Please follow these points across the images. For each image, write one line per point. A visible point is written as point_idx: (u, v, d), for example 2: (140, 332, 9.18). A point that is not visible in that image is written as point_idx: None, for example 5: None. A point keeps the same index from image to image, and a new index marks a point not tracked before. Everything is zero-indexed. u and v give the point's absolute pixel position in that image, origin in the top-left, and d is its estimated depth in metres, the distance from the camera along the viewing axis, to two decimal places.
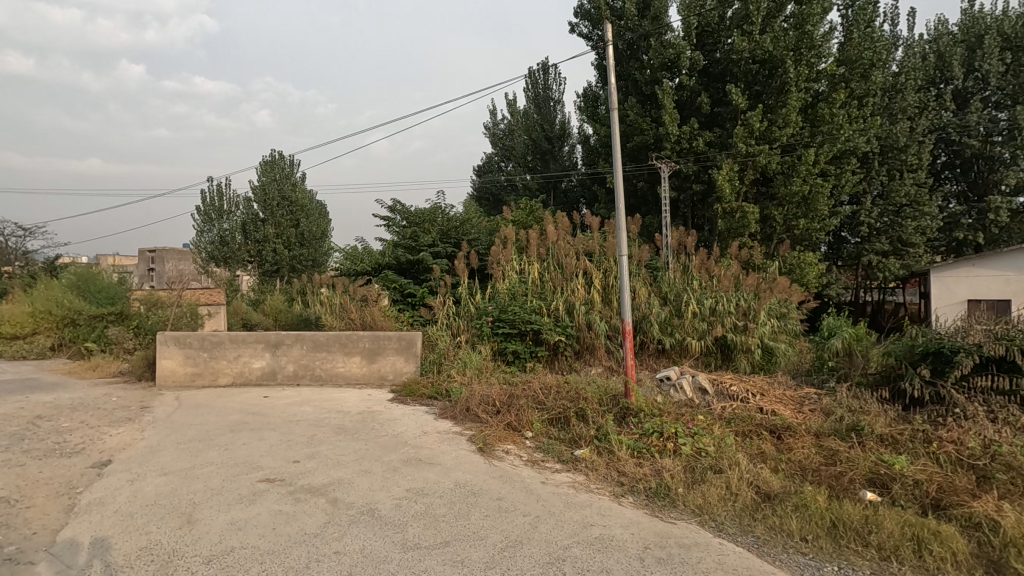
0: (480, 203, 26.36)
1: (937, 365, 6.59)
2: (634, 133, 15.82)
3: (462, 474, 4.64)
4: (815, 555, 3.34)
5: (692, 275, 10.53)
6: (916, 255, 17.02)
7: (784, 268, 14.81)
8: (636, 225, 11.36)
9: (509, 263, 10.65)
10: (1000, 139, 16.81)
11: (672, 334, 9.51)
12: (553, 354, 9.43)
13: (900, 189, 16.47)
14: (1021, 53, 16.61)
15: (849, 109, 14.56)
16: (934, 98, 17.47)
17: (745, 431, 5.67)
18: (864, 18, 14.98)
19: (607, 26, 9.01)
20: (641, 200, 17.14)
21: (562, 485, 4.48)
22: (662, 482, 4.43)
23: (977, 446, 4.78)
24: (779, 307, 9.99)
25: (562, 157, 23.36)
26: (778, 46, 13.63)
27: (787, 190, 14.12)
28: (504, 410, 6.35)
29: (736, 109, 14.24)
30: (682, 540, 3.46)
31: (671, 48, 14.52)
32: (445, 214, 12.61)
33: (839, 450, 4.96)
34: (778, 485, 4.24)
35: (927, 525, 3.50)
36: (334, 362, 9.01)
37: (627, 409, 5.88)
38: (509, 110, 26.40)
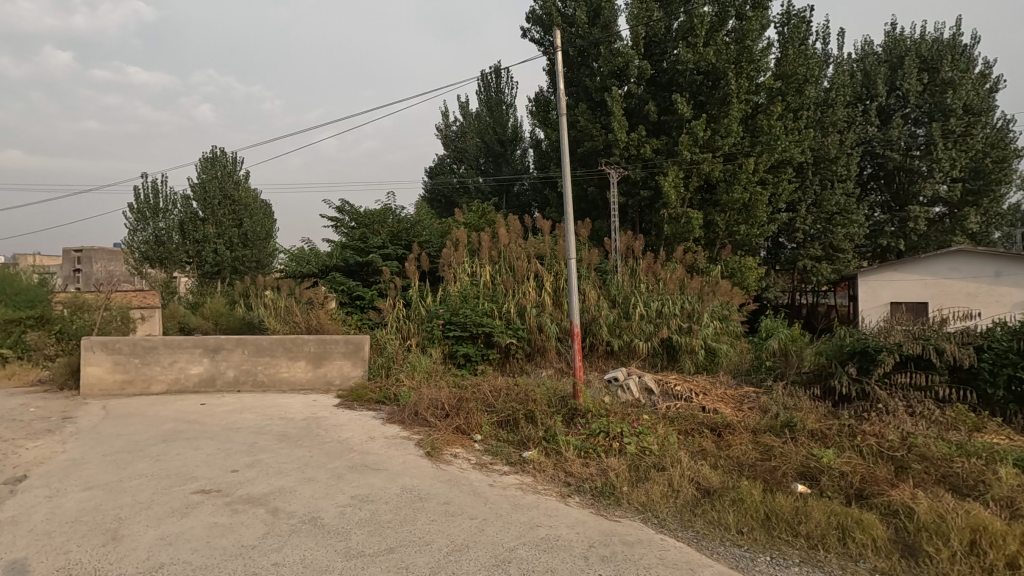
0: (431, 204, 26.15)
1: (863, 364, 7.06)
2: (585, 138, 16.10)
3: (409, 479, 4.58)
4: (749, 547, 3.49)
5: (639, 278, 10.82)
6: (846, 260, 18.10)
7: (726, 272, 15.40)
8: (586, 229, 11.54)
9: (460, 265, 10.63)
10: (919, 153, 18.10)
11: (620, 336, 9.73)
12: (504, 356, 9.42)
13: (831, 198, 17.47)
14: (937, 74, 17.98)
15: (786, 121, 15.33)
16: (861, 113, 18.64)
17: (687, 429, 5.87)
18: (798, 35, 15.83)
19: (556, 31, 9.05)
20: (591, 205, 17.44)
21: (510, 487, 4.50)
22: (607, 481, 4.52)
23: (896, 438, 5.14)
24: (721, 309, 10.40)
25: (514, 161, 23.39)
26: (720, 59, 14.22)
27: (729, 197, 14.73)
28: (453, 414, 6.32)
29: (681, 118, 14.74)
30: (626, 537, 3.54)
31: (620, 56, 14.89)
32: (396, 216, 12.42)
33: (773, 445, 5.21)
34: (717, 481, 4.41)
35: (851, 514, 3.72)
36: (278, 367, 8.71)
37: (575, 410, 5.97)
38: (462, 112, 26.41)
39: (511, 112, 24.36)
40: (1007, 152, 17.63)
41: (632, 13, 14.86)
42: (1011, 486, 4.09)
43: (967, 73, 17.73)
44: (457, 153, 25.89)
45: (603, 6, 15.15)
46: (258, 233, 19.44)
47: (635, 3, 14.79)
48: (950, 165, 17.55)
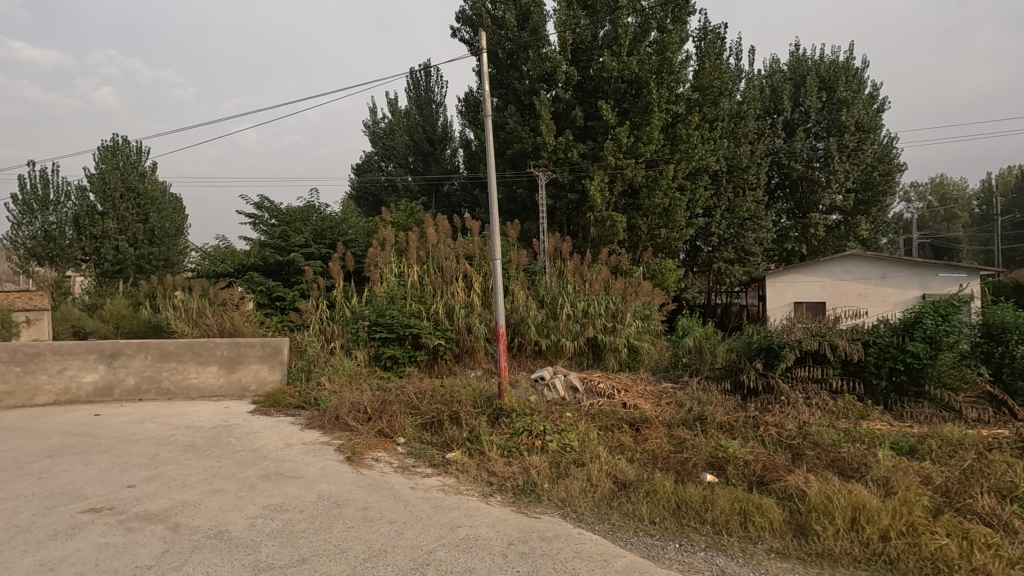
0: (358, 202, 25.45)
1: (768, 359, 7.63)
2: (514, 140, 16.23)
3: (326, 486, 4.42)
4: (660, 535, 3.67)
5: (566, 279, 11.06)
6: (755, 263, 19.35)
7: (648, 273, 16.02)
8: (515, 230, 11.63)
9: (387, 265, 10.46)
10: (819, 165, 19.69)
11: (548, 336, 9.91)
12: (432, 358, 9.29)
13: (743, 205, 18.67)
14: (833, 93, 19.67)
15: (702, 131, 16.25)
16: (769, 126, 20.05)
17: (607, 425, 6.08)
18: (714, 50, 16.80)
19: (482, 32, 9.10)
20: (520, 207, 17.59)
21: (432, 489, 4.45)
22: (528, 479, 4.59)
23: (793, 428, 5.57)
24: (643, 309, 10.85)
25: (443, 160, 23.16)
26: (643, 68, 14.84)
27: (651, 202, 15.37)
28: (376, 417, 6.19)
29: (607, 125, 15.24)
30: (545, 533, 3.61)
31: (548, 61, 15.17)
32: (320, 214, 12.00)
33: (686, 438, 5.49)
34: (633, 474, 4.59)
35: (752, 500, 3.98)
36: (186, 373, 8.14)
37: (500, 409, 6.00)
38: (390, 109, 25.94)
39: (440, 111, 24.30)
40: (891, 167, 19.59)
41: (560, 19, 15.11)
42: (887, 466, 4.54)
43: (858, 93, 19.56)
44: (385, 150, 25.37)
45: (532, 10, 15.33)
46: (166, 229, 17.97)
47: (562, 10, 15.04)
48: (845, 176, 19.31)
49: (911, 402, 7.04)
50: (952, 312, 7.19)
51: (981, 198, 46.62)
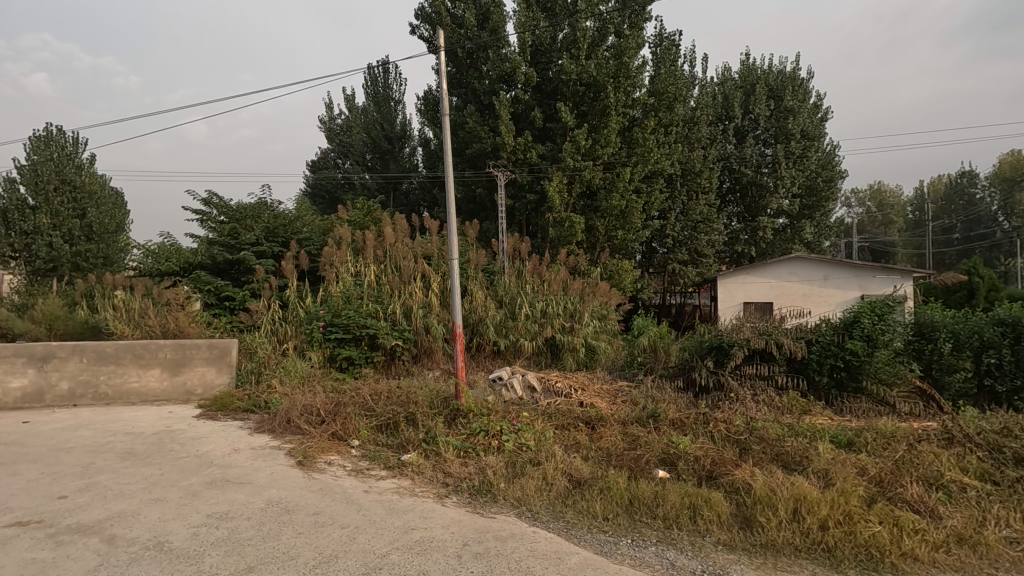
0: (313, 200, 24.79)
1: (718, 357, 7.92)
2: (473, 140, 16.17)
3: (276, 492, 4.29)
4: (613, 531, 3.73)
5: (525, 280, 11.09)
6: (708, 264, 19.93)
7: (605, 274, 16.24)
8: (474, 230, 11.59)
9: (343, 265, 10.24)
10: (767, 171, 20.48)
11: (506, 336, 9.93)
12: (389, 358, 9.18)
13: (696, 208, 19.23)
14: (781, 102, 20.50)
15: (658, 135, 16.64)
16: (721, 133, 20.73)
17: (564, 424, 6.13)
18: (668, 56, 17.21)
19: (441, 31, 9.03)
20: (479, 206, 17.56)
21: (386, 492, 4.38)
22: (484, 479, 4.58)
23: (741, 423, 5.77)
24: (600, 309, 11.03)
25: (402, 159, 22.84)
26: (600, 72, 15.07)
27: (608, 204, 15.62)
28: (329, 419, 6.05)
29: (565, 126, 15.39)
30: (500, 533, 3.61)
31: (507, 61, 15.20)
32: (272, 211, 11.65)
33: (639, 435, 5.62)
34: (587, 471, 4.66)
35: (701, 494, 4.10)
36: (126, 377, 7.76)
37: (457, 410, 5.97)
38: (347, 105, 25.43)
39: (399, 109, 23.99)
40: (834, 173, 20.57)
41: (520, 20, 15.12)
42: (827, 459, 4.76)
43: (804, 103, 20.44)
44: (342, 148, 24.82)
45: (492, 10, 15.30)
46: (106, 225, 16.97)
47: (522, 11, 15.04)
48: (790, 182, 20.16)
49: (850, 397, 7.40)
50: (887, 311, 7.62)
51: (914, 205, 49.57)
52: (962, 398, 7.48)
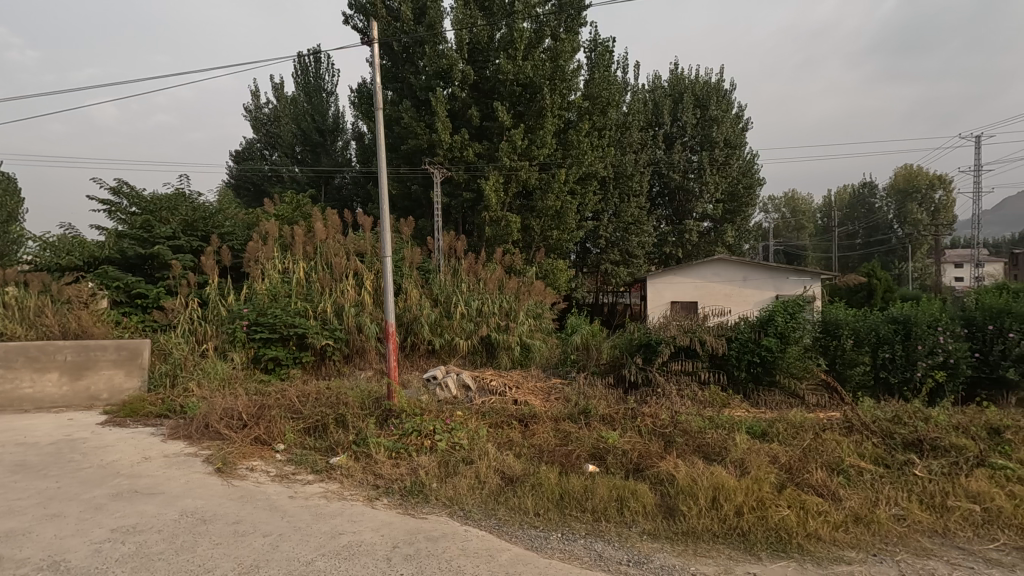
0: (237, 192, 23.52)
1: (647, 354, 8.26)
2: (409, 136, 15.90)
3: (192, 501, 4.04)
4: (544, 526, 3.80)
5: (461, 278, 11.02)
6: (638, 265, 20.62)
7: (540, 273, 16.44)
8: (409, 227, 11.40)
9: (270, 261, 9.79)
10: (693, 176, 21.46)
11: (442, 335, 9.86)
12: (319, 359, 8.86)
13: (628, 210, 19.86)
14: (707, 111, 21.56)
15: (592, 138, 17.06)
16: (652, 138, 21.53)
17: (497, 422, 6.16)
18: (603, 62, 17.60)
19: (374, 22, 8.78)
20: (414, 203, 17.30)
21: (312, 497, 4.23)
22: (416, 479, 4.53)
23: (666, 418, 6.02)
24: (535, 308, 11.15)
25: (335, 152, 22.11)
26: (537, 73, 15.25)
27: (544, 204, 15.83)
28: (252, 423, 5.77)
29: (502, 126, 15.45)
30: (431, 533, 3.58)
31: (444, 58, 15.05)
32: (190, 203, 10.95)
33: (571, 431, 5.74)
34: (520, 468, 4.71)
35: (629, 486, 4.25)
36: (18, 383, 7.14)
37: (389, 410, 5.85)
38: (276, 94, 24.30)
39: (331, 101, 23.21)
40: (753, 180, 21.88)
41: (457, 17, 15.01)
42: (743, 449, 5.06)
43: (727, 113, 21.60)
44: (270, 139, 23.69)
45: (429, 5, 15.09)
46: None
47: (459, 8, 14.93)
48: (714, 188, 21.26)
49: (765, 391, 7.91)
50: (798, 310, 8.20)
51: (823, 212, 53.61)
52: (862, 389, 8.17)
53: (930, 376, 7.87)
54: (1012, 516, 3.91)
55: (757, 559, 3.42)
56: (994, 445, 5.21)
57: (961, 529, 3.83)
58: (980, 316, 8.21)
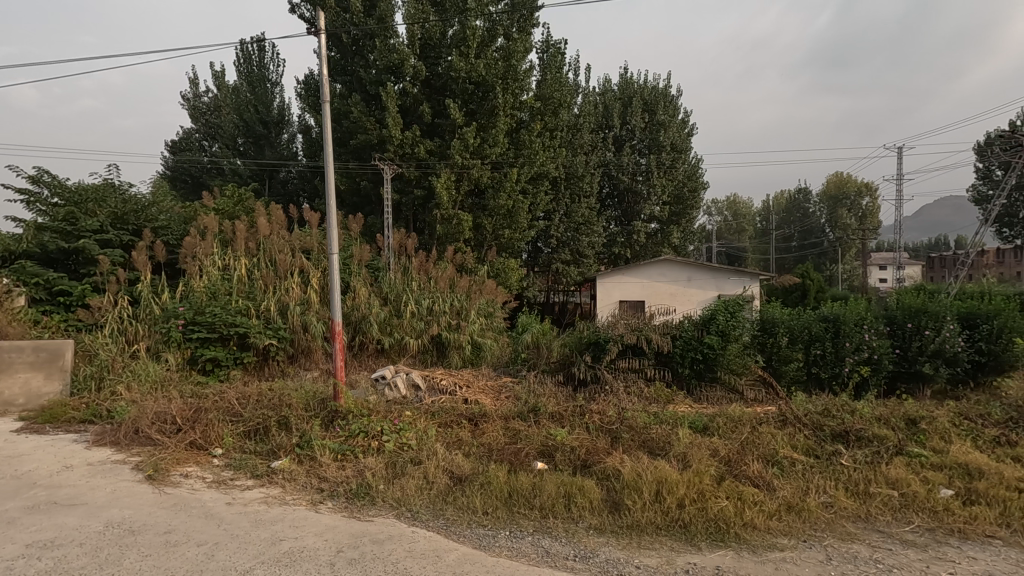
0: (173, 184, 22.30)
1: (596, 352, 8.44)
2: (359, 130, 15.53)
3: (118, 512, 3.80)
4: (492, 525, 3.80)
5: (411, 277, 10.87)
6: (589, 264, 20.94)
7: (492, 272, 16.42)
8: (358, 224, 11.14)
9: (208, 258, 9.34)
10: (641, 179, 22.01)
11: (391, 334, 9.70)
12: (262, 359, 8.53)
13: (579, 210, 20.15)
14: (654, 115, 22.17)
15: (544, 138, 17.21)
16: (602, 140, 21.94)
17: (446, 422, 6.11)
18: (555, 63, 17.81)
19: (321, 11, 8.49)
20: (364, 200, 16.93)
21: (252, 503, 4.07)
22: (363, 481, 4.43)
23: (613, 414, 6.16)
24: (486, 307, 11.15)
25: (279, 145, 21.34)
26: (489, 72, 15.23)
27: (496, 203, 15.83)
28: (187, 428, 5.48)
29: (454, 123, 15.35)
30: (377, 536, 3.51)
31: (395, 52, 14.79)
32: (120, 195, 10.30)
33: (520, 430, 5.77)
34: (469, 468, 4.69)
35: (576, 483, 4.31)
36: None
37: (335, 412, 5.70)
38: (216, 82, 23.19)
39: (276, 92, 22.38)
40: (698, 184, 22.66)
41: (408, 11, 14.77)
42: (686, 443, 5.24)
43: (674, 118, 22.28)
44: (209, 129, 22.59)
45: None
46: None
47: (411, 3, 14.71)
48: (661, 191, 21.90)
49: (707, 386, 8.22)
50: (738, 309, 8.56)
51: (762, 216, 56.16)
52: (795, 384, 8.61)
53: (856, 371, 8.40)
54: (925, 500, 4.23)
55: (697, 549, 3.53)
56: (911, 434, 5.61)
57: (882, 514, 4.10)
58: (901, 315, 8.87)
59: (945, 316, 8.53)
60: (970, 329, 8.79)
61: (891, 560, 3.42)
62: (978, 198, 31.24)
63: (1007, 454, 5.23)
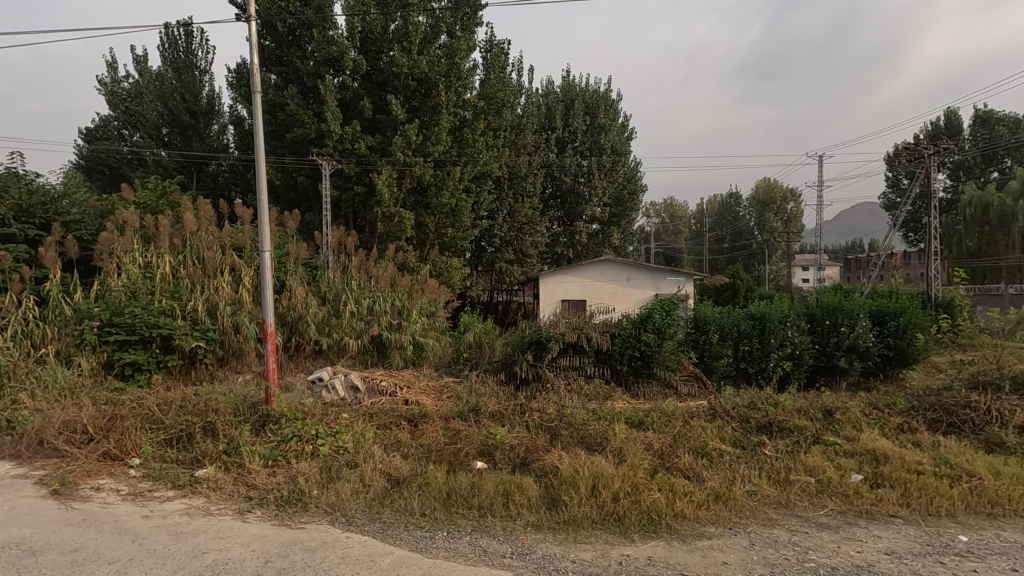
0: (87, 175, 20.67)
1: (537, 351, 8.54)
2: (295, 124, 14.95)
3: (17, 531, 3.49)
4: (430, 526, 3.76)
5: (350, 276, 10.58)
6: (532, 264, 21.12)
7: (435, 271, 16.24)
8: (294, 221, 10.72)
9: (128, 255, 8.73)
10: (583, 180, 22.43)
11: (329, 335, 9.42)
12: (189, 362, 8.08)
13: (522, 211, 20.26)
14: (596, 118, 22.66)
15: (487, 137, 17.20)
16: (545, 141, 22.21)
17: (384, 424, 5.99)
18: (498, 63, 17.86)
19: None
20: (301, 196, 16.34)
21: (172, 515, 3.83)
22: (295, 487, 4.27)
23: (552, 412, 6.23)
24: (429, 306, 11.04)
25: (208, 137, 20.23)
26: (432, 69, 15.05)
27: (438, 201, 15.67)
28: (101, 437, 5.11)
29: (396, 120, 15.08)
30: (308, 543, 3.40)
31: (334, 44, 14.34)
32: (26, 186, 9.47)
33: (459, 429, 5.74)
34: (407, 469, 4.62)
35: (514, 481, 4.34)
36: None
37: (267, 416, 5.46)
38: (138, 67, 21.69)
39: (205, 80, 21.21)
40: (636, 187, 23.32)
41: (347, 3, 14.32)
42: (622, 438, 5.38)
43: (614, 121, 22.88)
44: (129, 117, 21.10)
45: None
46: None
47: None
48: (602, 192, 22.40)
49: (644, 382, 8.48)
50: (672, 308, 8.87)
51: (697, 219, 58.59)
52: (725, 378, 9.01)
53: (780, 366, 8.91)
54: (838, 484, 4.54)
55: (630, 541, 3.63)
56: (827, 424, 6.02)
57: (800, 499, 4.37)
58: (820, 313, 9.50)
59: (858, 314, 9.20)
60: (880, 325, 9.51)
61: (808, 543, 3.64)
62: (888, 204, 33.91)
63: (909, 439, 5.71)
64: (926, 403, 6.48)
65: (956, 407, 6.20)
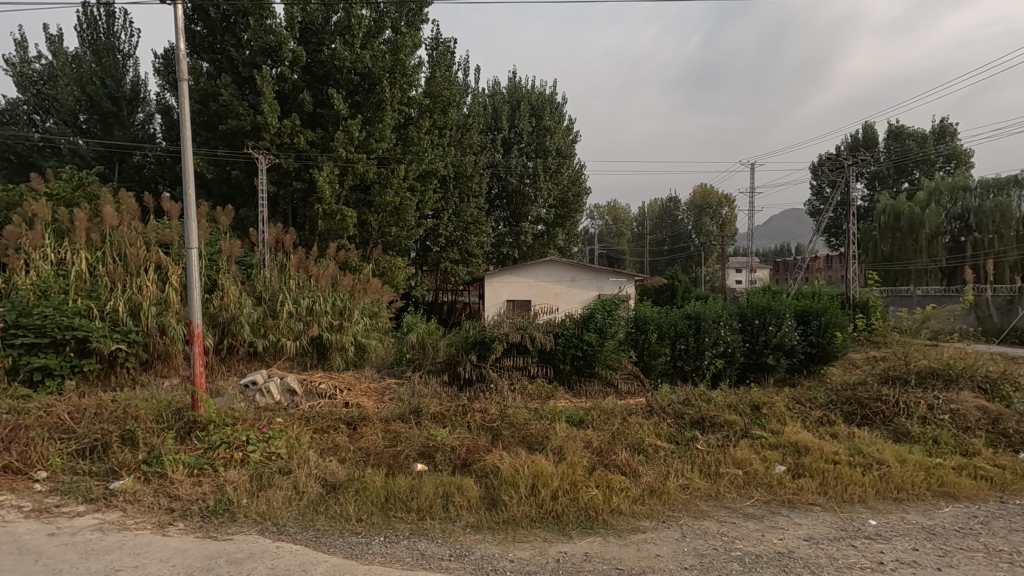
0: None
1: (481, 352, 8.53)
2: (228, 115, 14.22)
3: None
4: (366, 532, 3.67)
5: (287, 276, 10.20)
6: (477, 263, 21.05)
7: (377, 270, 15.90)
8: (227, 217, 10.20)
9: (37, 251, 8.04)
10: (528, 181, 22.59)
11: (265, 336, 9.05)
12: (107, 366, 7.55)
13: (468, 210, 20.13)
14: (541, 120, 22.89)
15: (431, 136, 17.01)
16: (491, 141, 22.22)
17: (322, 427, 5.81)
18: (443, 62, 17.74)
19: None
20: (236, 190, 15.58)
21: (82, 531, 3.56)
22: (222, 497, 4.07)
23: (494, 412, 6.23)
24: (371, 306, 10.78)
25: (132, 125, 18.91)
26: (376, 64, 14.72)
27: (381, 199, 15.35)
28: (1, 449, 4.68)
29: (337, 115, 14.65)
30: (235, 555, 3.24)
31: (271, 34, 13.76)
32: None
33: (400, 432, 5.63)
34: (343, 475, 4.49)
35: (454, 483, 4.30)
36: None
37: (193, 422, 5.16)
38: (51, 47, 19.99)
39: (129, 65, 19.81)
40: (580, 189, 23.73)
41: None
42: (562, 437, 5.46)
43: (559, 124, 23.18)
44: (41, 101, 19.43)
45: None
46: None
47: None
48: (547, 194, 22.65)
49: (586, 380, 8.64)
50: (614, 308, 9.06)
51: (638, 222, 60.24)
52: (663, 376, 9.32)
53: (713, 363, 9.30)
54: (763, 476, 4.78)
55: (568, 538, 3.69)
56: (755, 418, 6.33)
57: (728, 491, 4.57)
58: (750, 313, 9.98)
59: (784, 314, 9.73)
60: (804, 324, 10.08)
61: (734, 532, 3.82)
62: (813, 211, 36.11)
63: (828, 431, 6.09)
64: (843, 397, 6.95)
65: (869, 400, 6.68)
